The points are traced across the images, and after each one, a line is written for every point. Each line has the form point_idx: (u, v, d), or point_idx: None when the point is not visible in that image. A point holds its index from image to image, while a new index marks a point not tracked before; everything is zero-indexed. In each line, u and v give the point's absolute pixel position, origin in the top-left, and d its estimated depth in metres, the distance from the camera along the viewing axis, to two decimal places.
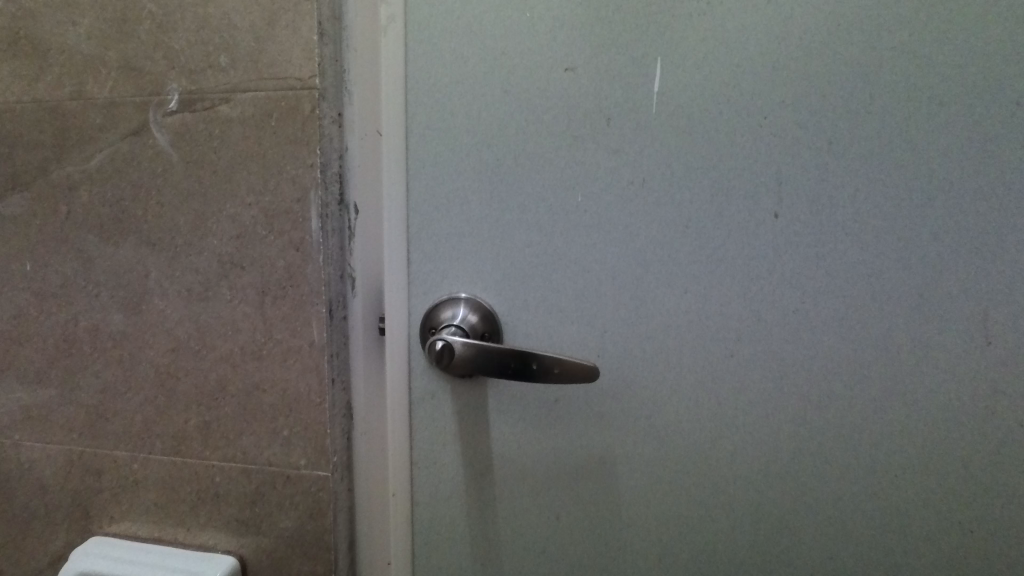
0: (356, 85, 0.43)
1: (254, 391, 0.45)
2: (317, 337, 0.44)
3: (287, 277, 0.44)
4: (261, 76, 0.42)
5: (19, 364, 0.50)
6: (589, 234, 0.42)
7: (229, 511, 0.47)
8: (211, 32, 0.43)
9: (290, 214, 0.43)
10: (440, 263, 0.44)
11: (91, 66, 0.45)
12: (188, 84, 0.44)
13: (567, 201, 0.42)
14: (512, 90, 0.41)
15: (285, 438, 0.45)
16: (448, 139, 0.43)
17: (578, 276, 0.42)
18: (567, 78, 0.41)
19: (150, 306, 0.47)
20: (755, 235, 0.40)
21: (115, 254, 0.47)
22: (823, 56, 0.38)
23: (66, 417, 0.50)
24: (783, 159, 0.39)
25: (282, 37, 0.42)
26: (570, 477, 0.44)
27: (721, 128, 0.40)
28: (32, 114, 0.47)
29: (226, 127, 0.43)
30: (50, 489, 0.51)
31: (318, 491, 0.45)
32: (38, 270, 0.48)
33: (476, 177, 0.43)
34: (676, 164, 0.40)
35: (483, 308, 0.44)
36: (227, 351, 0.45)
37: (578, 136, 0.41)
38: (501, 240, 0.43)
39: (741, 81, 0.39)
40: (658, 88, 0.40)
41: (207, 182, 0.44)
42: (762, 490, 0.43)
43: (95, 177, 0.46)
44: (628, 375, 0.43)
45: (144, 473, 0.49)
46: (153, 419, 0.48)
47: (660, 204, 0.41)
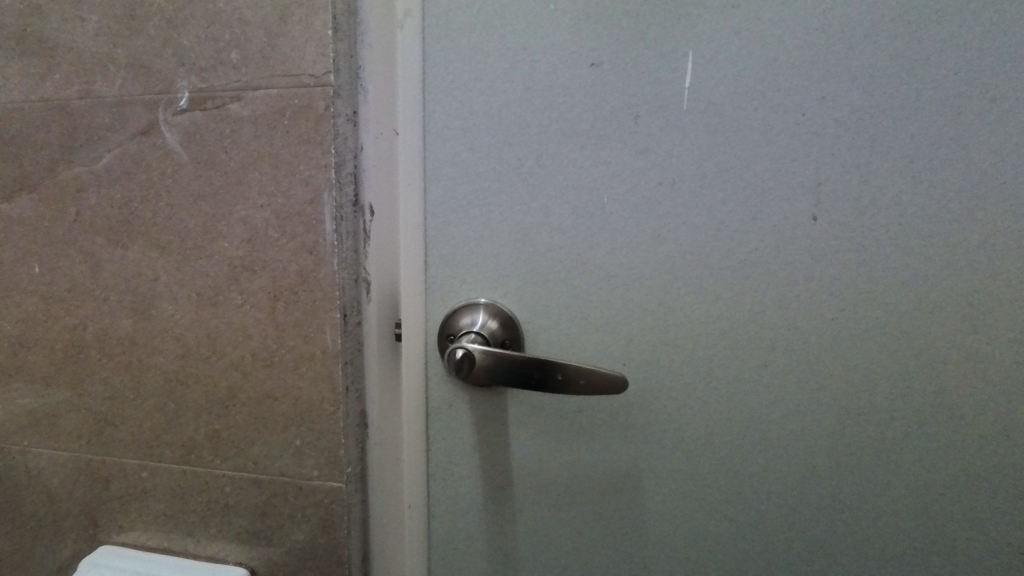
0: (371, 82, 0.41)
1: (265, 399, 0.44)
2: (331, 344, 0.42)
3: (300, 281, 0.42)
4: (274, 73, 0.41)
5: (26, 369, 0.49)
6: (615, 237, 0.40)
7: (240, 523, 0.46)
8: (222, 28, 0.41)
9: (303, 216, 0.41)
10: (458, 267, 0.43)
11: (99, 63, 0.44)
12: (198, 82, 0.42)
13: (591, 203, 0.40)
14: (534, 87, 0.39)
15: (297, 448, 0.44)
16: (468, 138, 0.41)
17: (604, 282, 0.41)
18: (592, 74, 0.39)
19: (159, 311, 0.45)
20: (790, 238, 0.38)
21: (123, 257, 0.45)
22: (865, 49, 0.36)
23: (74, 423, 0.48)
24: (820, 158, 0.37)
25: (295, 32, 0.40)
26: (594, 491, 0.43)
27: (755, 126, 0.38)
28: (39, 114, 0.46)
29: (237, 126, 0.42)
30: (58, 497, 0.50)
31: (331, 503, 0.44)
32: (46, 273, 0.47)
33: (496, 178, 0.41)
34: (707, 164, 0.38)
35: (504, 314, 0.42)
36: (238, 358, 0.44)
37: (603, 134, 0.39)
38: (522, 244, 0.41)
39: (777, 76, 0.37)
40: (689, 84, 0.38)
41: (217, 183, 0.43)
42: (796, 507, 0.41)
43: (104, 177, 0.45)
44: (655, 385, 0.41)
45: (153, 483, 0.47)
46: (162, 428, 0.46)
47: (690, 206, 0.39)
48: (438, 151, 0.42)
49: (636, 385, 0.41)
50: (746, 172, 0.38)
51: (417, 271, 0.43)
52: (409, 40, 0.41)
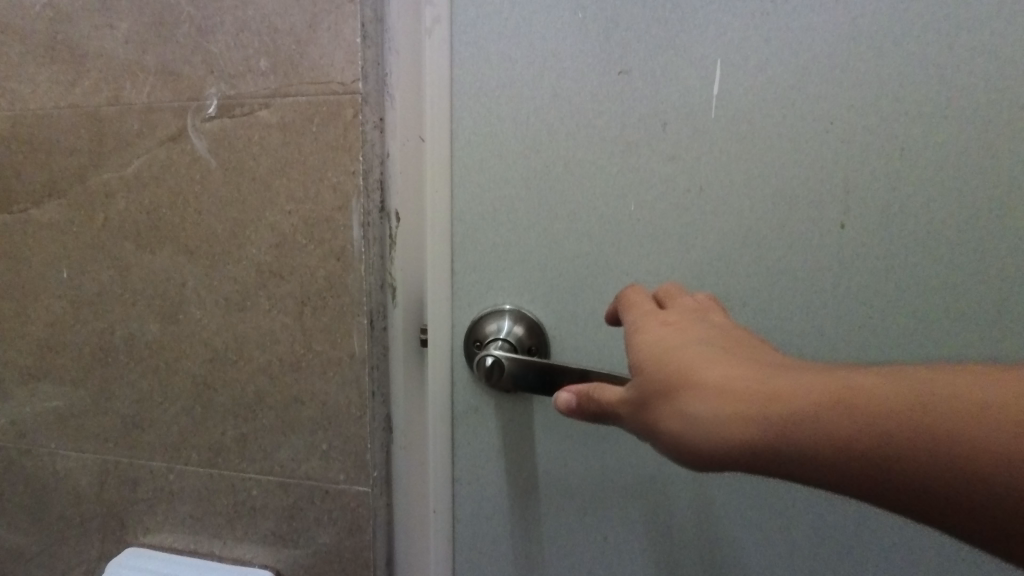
0: (398, 88, 0.41)
1: (292, 403, 0.44)
2: (358, 349, 0.42)
3: (328, 287, 0.42)
4: (302, 80, 0.41)
5: (55, 373, 0.49)
6: (642, 244, 0.40)
7: (267, 525, 0.46)
8: (251, 35, 0.42)
9: (331, 223, 0.42)
10: (485, 273, 0.43)
11: (129, 70, 0.44)
12: (227, 89, 0.43)
13: (619, 209, 0.40)
14: (563, 94, 0.40)
15: (324, 452, 0.44)
16: (495, 145, 0.41)
17: (631, 288, 0.41)
18: (621, 81, 0.39)
19: (187, 315, 0.46)
20: (816, 246, 0.39)
21: (152, 262, 0.46)
22: (896, 56, 0.36)
23: (102, 426, 0.49)
24: (849, 165, 0.37)
25: (324, 39, 0.40)
26: (620, 495, 0.43)
27: (784, 133, 0.38)
28: (69, 120, 0.46)
29: (266, 132, 0.42)
30: (86, 498, 0.50)
31: (357, 507, 0.44)
32: (75, 278, 0.48)
33: (524, 185, 0.41)
34: (735, 171, 0.39)
35: (530, 319, 0.42)
36: (265, 362, 0.44)
37: (632, 142, 0.39)
38: (550, 250, 0.42)
39: (806, 84, 0.37)
40: (717, 91, 0.38)
41: (245, 189, 0.43)
42: (823, 513, 0.41)
43: (133, 184, 0.45)
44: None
45: (180, 485, 0.48)
46: (189, 431, 0.47)
47: (718, 214, 0.39)
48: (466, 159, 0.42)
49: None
50: (774, 179, 0.38)
51: (444, 278, 0.44)
52: (437, 46, 0.41)
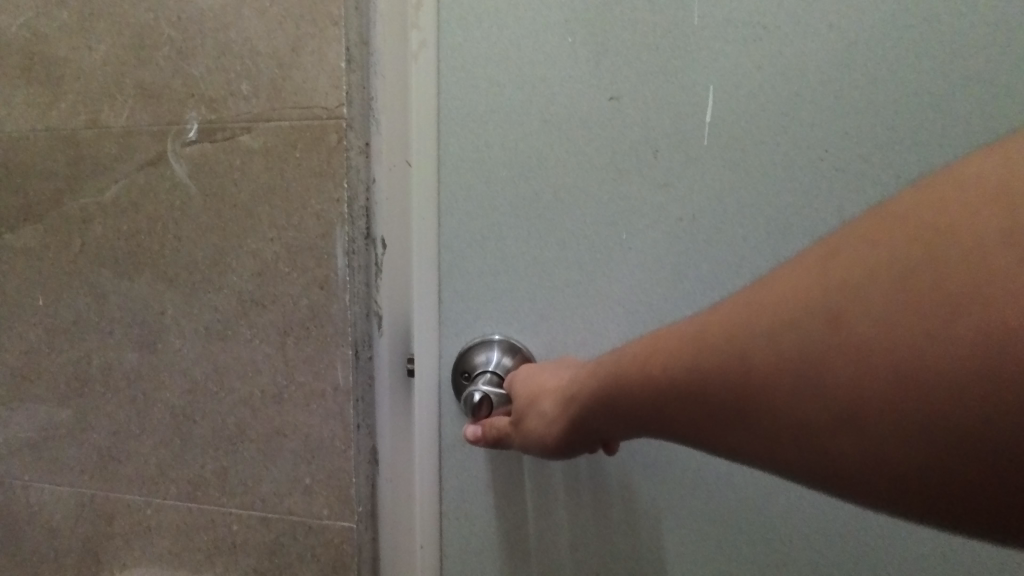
0: (383, 112, 0.40)
1: (274, 436, 0.43)
2: (342, 380, 0.41)
3: (311, 316, 0.41)
4: (285, 105, 0.40)
5: (29, 402, 0.48)
6: (634, 273, 0.39)
7: (248, 562, 0.45)
8: (232, 58, 0.41)
9: (315, 251, 0.41)
10: (473, 303, 0.42)
11: (107, 93, 0.43)
12: (208, 113, 0.41)
13: (610, 237, 0.39)
14: (551, 119, 0.39)
15: (306, 487, 0.43)
16: (483, 171, 0.40)
17: (624, 319, 0.40)
18: (612, 107, 0.38)
19: (165, 344, 0.44)
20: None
21: (130, 289, 0.44)
22: (890, 84, 0.35)
23: (78, 458, 0.47)
24: (845, 194, 0.37)
25: (308, 63, 0.39)
26: (612, 531, 0.42)
27: (779, 161, 0.37)
28: (45, 143, 0.45)
29: (248, 158, 0.41)
30: (61, 532, 0.48)
31: (341, 543, 0.43)
32: (51, 305, 0.46)
33: (512, 212, 0.40)
34: (729, 199, 0.38)
35: (520, 350, 0.41)
36: (246, 394, 0.43)
37: (623, 169, 0.38)
38: (539, 279, 0.41)
39: (800, 111, 0.36)
40: (710, 118, 0.37)
41: (226, 216, 0.42)
42: (820, 550, 0.39)
43: (111, 209, 0.44)
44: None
45: (158, 519, 0.46)
46: (168, 463, 0.45)
47: (712, 243, 0.38)
48: (452, 186, 0.41)
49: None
50: (769, 208, 0.37)
51: (431, 307, 0.43)
52: (424, 70, 0.41)
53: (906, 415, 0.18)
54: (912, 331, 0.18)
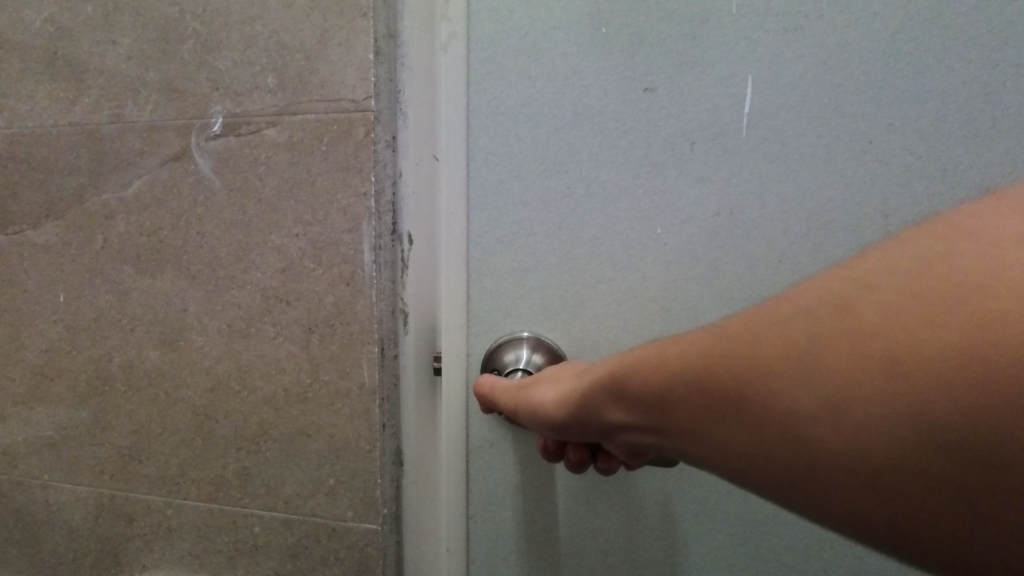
0: (411, 107, 0.40)
1: (298, 436, 0.42)
2: (368, 379, 0.40)
3: (336, 313, 0.40)
4: (312, 98, 0.39)
5: (49, 401, 0.47)
6: (668, 269, 0.38)
7: (270, 565, 0.44)
8: (259, 51, 0.40)
9: (341, 247, 0.40)
10: (502, 301, 0.41)
11: (131, 87, 0.43)
12: (233, 107, 0.41)
13: (644, 233, 0.38)
14: (584, 112, 0.38)
15: (330, 488, 0.42)
16: (513, 165, 0.40)
17: (657, 315, 0.39)
18: (646, 99, 0.37)
19: (188, 343, 0.43)
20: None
21: (152, 286, 0.44)
22: (937, 73, 0.34)
23: (98, 457, 0.47)
24: (887, 188, 0.35)
25: (335, 55, 0.39)
26: (644, 535, 0.41)
27: (820, 153, 0.36)
28: (69, 138, 0.44)
29: (273, 152, 0.40)
30: (79, 534, 0.48)
31: (365, 546, 0.42)
32: (72, 303, 0.46)
33: (543, 207, 0.39)
34: (766, 194, 0.37)
35: (550, 348, 0.40)
36: (270, 393, 0.42)
37: (658, 163, 0.38)
38: (571, 276, 0.40)
39: (843, 101, 0.35)
40: (748, 110, 0.36)
41: (251, 211, 0.41)
42: (862, 557, 0.38)
43: (134, 205, 0.43)
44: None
45: (178, 521, 0.45)
46: (189, 463, 0.45)
47: (749, 238, 0.37)
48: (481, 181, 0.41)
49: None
50: (808, 204, 0.36)
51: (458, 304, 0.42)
52: (453, 61, 0.40)
53: (888, 432, 0.18)
54: (905, 323, 0.18)
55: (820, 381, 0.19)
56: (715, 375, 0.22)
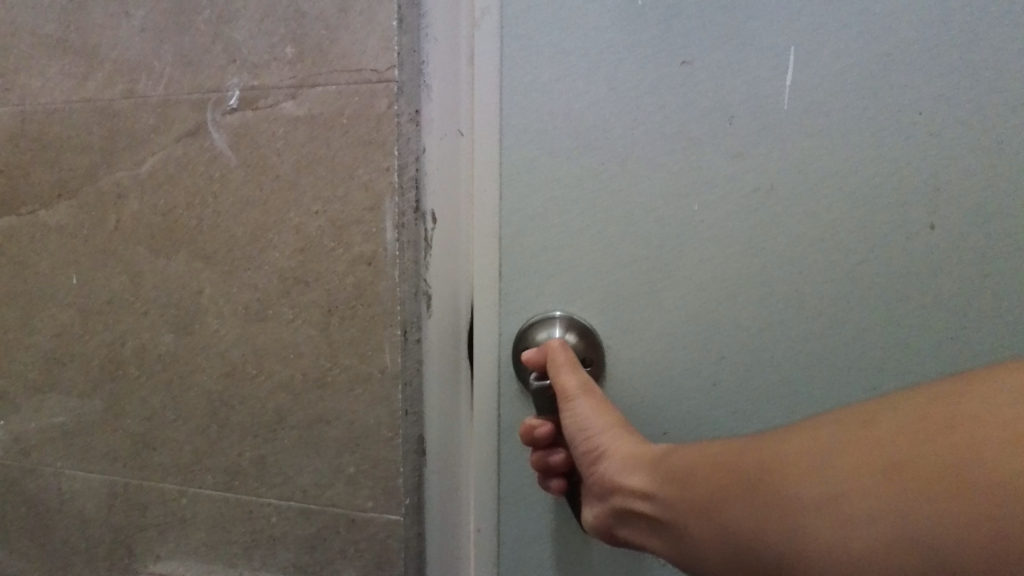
0: (434, 78, 0.38)
1: (316, 422, 0.40)
2: (390, 363, 0.39)
3: (357, 294, 0.39)
4: (332, 69, 0.38)
5: (61, 387, 0.46)
6: (705, 247, 0.36)
7: (287, 556, 0.42)
8: (277, 21, 0.38)
9: (362, 224, 0.38)
10: (534, 280, 0.39)
11: (144, 61, 0.41)
12: (250, 80, 0.39)
13: (680, 211, 0.36)
14: (619, 87, 0.36)
15: (350, 477, 0.40)
16: (545, 139, 0.37)
17: (692, 294, 0.37)
18: (683, 73, 0.35)
19: (203, 326, 0.42)
20: (906, 252, 0.34)
21: (166, 267, 0.42)
22: (997, 36, 0.32)
23: (111, 445, 0.45)
24: (943, 161, 0.33)
25: (357, 24, 0.37)
26: None
27: (865, 127, 0.34)
28: (81, 115, 0.43)
29: (292, 126, 0.39)
30: (92, 523, 0.46)
31: (386, 538, 0.40)
32: (85, 285, 0.44)
33: (576, 185, 0.37)
34: (809, 169, 0.35)
35: (584, 328, 0.38)
36: (287, 378, 0.41)
37: (695, 138, 0.36)
38: (604, 254, 0.38)
39: (890, 72, 0.33)
40: (790, 83, 0.34)
41: (268, 188, 0.40)
42: None
43: (147, 183, 0.42)
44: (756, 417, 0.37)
45: (193, 510, 0.44)
46: (204, 451, 0.43)
47: (793, 215, 0.35)
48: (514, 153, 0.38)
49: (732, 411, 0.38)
50: (857, 179, 0.34)
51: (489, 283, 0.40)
52: (485, 36, 0.38)
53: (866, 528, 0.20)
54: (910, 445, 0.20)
55: (829, 474, 0.22)
56: (750, 459, 0.25)
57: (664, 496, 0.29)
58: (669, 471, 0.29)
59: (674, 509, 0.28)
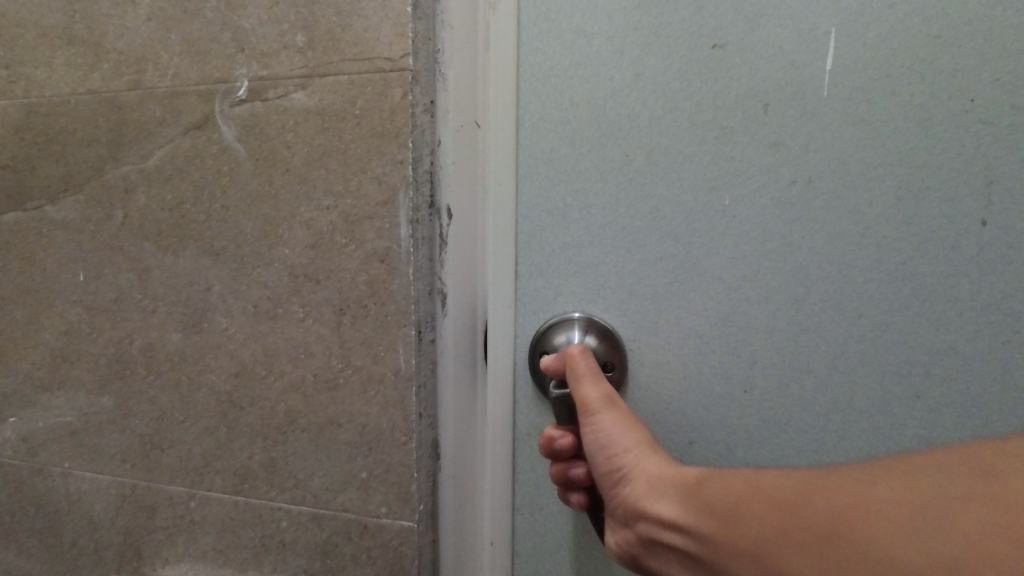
0: (451, 66, 0.36)
1: (328, 425, 0.39)
2: (403, 365, 0.37)
3: (369, 293, 0.37)
4: (344, 57, 0.36)
5: (69, 386, 0.45)
6: (737, 244, 0.34)
7: (298, 562, 0.41)
8: (287, 8, 0.37)
9: (375, 220, 0.37)
10: (553, 277, 0.38)
11: (151, 51, 0.40)
12: (259, 70, 0.38)
13: (710, 205, 0.35)
14: (645, 73, 0.35)
15: (362, 482, 0.39)
16: (564, 129, 0.37)
17: (724, 296, 0.35)
18: (715, 57, 0.34)
19: (212, 325, 0.41)
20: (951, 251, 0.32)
21: (174, 264, 0.41)
22: None
23: (119, 446, 0.44)
24: (993, 151, 0.31)
25: (370, 10, 0.35)
26: None
27: (914, 115, 0.32)
28: (87, 107, 0.42)
29: (303, 118, 0.37)
30: (101, 524, 0.46)
31: (400, 545, 0.39)
32: (92, 282, 0.43)
33: (599, 177, 0.36)
34: (852, 160, 0.33)
35: (604, 329, 0.37)
36: (298, 379, 0.39)
37: (727, 127, 0.34)
38: (629, 251, 0.36)
39: (940, 55, 0.31)
40: (830, 69, 0.32)
41: (278, 183, 0.38)
42: None
43: (155, 177, 0.41)
44: (786, 422, 0.36)
45: (203, 513, 0.43)
46: (213, 453, 0.42)
47: (834, 210, 0.33)
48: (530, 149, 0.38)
49: (761, 418, 0.36)
50: (898, 168, 0.32)
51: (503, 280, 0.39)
52: (503, 20, 0.36)
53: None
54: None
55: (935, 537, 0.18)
56: (823, 500, 0.21)
57: (703, 530, 0.24)
58: (711, 504, 0.25)
59: (716, 546, 0.24)
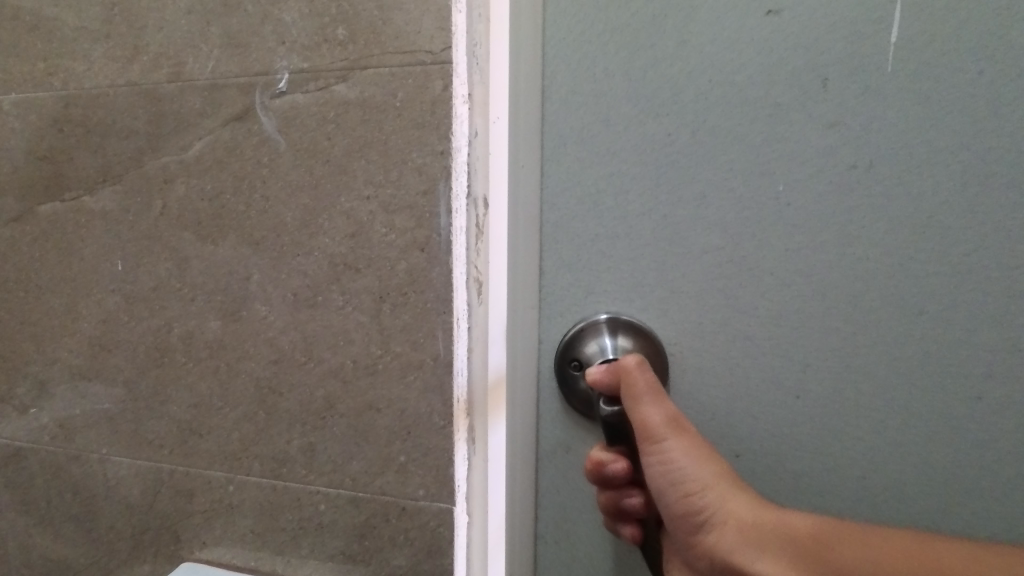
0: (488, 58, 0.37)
1: (367, 410, 0.40)
2: (443, 351, 0.38)
3: (409, 281, 0.38)
4: (385, 50, 0.37)
5: (106, 374, 0.46)
6: (792, 233, 0.33)
7: (336, 544, 0.42)
8: (328, 1, 0.37)
9: (415, 209, 0.38)
10: (583, 270, 0.37)
11: (191, 43, 0.40)
12: (299, 62, 0.38)
13: (759, 191, 0.34)
14: (691, 40, 0.33)
15: (400, 465, 0.40)
16: (595, 107, 0.35)
17: (777, 291, 0.34)
18: (768, 24, 0.33)
19: (251, 313, 0.42)
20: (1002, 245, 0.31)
21: (213, 253, 0.42)
22: None
23: (156, 432, 0.45)
24: None
25: (411, 4, 0.36)
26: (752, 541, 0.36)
27: (986, 91, 0.30)
28: (126, 99, 0.42)
29: (343, 110, 0.38)
30: (138, 510, 0.46)
31: (437, 527, 0.40)
32: (130, 272, 0.44)
33: (636, 156, 0.35)
34: (916, 143, 0.32)
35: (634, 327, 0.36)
36: (337, 365, 0.40)
37: (779, 104, 0.33)
38: (671, 240, 0.35)
39: (1014, 24, 0.30)
40: (896, 39, 0.31)
41: (319, 173, 0.39)
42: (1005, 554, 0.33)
43: (193, 168, 0.41)
44: (832, 420, 0.34)
45: (240, 497, 0.44)
46: (250, 438, 0.43)
47: (893, 193, 0.32)
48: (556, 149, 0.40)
49: (805, 418, 0.35)
50: (946, 157, 0.31)
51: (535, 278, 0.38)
52: None
53: None
54: None
55: None
56: None
57: None
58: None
59: None
